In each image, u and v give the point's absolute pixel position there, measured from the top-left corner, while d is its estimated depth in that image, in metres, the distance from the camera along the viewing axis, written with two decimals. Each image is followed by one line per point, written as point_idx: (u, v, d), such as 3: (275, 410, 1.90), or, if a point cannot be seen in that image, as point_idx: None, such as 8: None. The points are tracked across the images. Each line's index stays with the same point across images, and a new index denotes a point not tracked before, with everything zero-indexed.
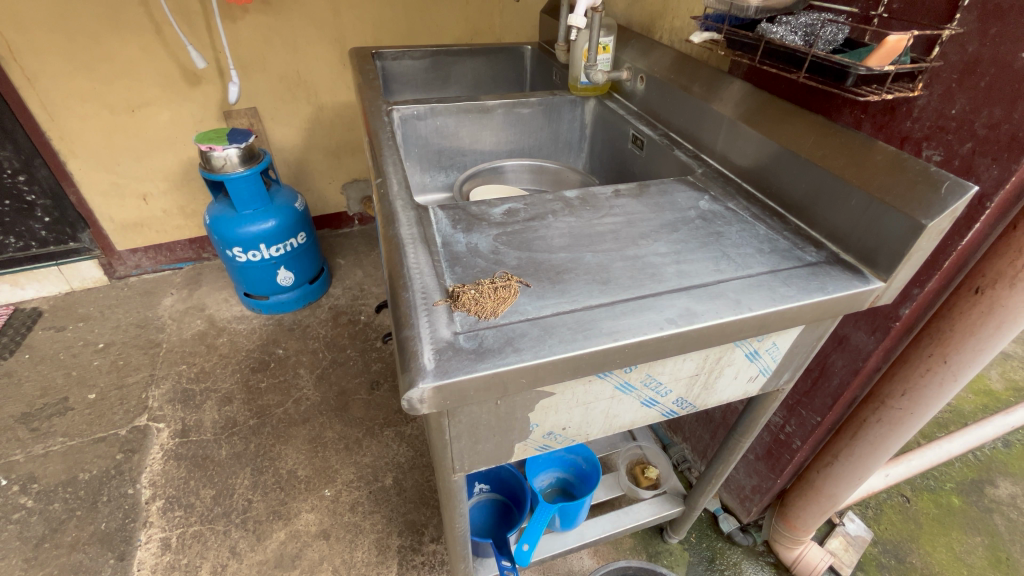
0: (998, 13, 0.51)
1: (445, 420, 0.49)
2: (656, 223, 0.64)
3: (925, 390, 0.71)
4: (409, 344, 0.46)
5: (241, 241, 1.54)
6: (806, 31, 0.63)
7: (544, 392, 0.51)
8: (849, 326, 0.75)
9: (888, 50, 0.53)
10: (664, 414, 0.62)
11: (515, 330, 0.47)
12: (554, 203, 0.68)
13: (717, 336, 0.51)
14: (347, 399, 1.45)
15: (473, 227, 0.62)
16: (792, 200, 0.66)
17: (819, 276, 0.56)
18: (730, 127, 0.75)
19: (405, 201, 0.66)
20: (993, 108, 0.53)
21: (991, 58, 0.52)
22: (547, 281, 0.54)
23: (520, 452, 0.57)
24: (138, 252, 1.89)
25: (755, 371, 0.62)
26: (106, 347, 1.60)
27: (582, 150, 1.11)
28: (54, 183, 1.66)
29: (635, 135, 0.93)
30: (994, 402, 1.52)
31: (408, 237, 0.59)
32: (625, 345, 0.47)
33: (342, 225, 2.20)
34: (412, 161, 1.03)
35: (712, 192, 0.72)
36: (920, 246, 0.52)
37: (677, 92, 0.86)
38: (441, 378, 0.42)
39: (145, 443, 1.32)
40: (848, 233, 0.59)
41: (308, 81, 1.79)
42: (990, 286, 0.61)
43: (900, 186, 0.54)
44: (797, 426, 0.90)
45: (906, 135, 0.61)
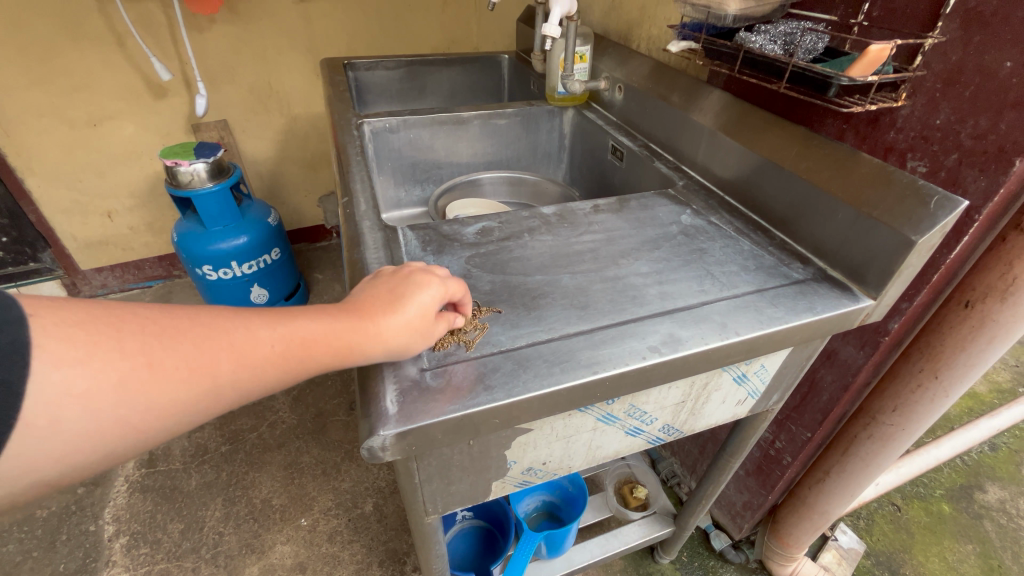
0: (981, 20, 0.49)
1: (412, 465, 0.44)
2: (637, 240, 0.62)
3: (916, 406, 0.68)
4: (371, 385, 0.42)
5: (211, 258, 1.48)
6: (785, 41, 0.61)
7: (521, 429, 0.47)
8: (837, 341, 0.72)
9: (870, 60, 0.51)
10: (650, 441, 0.59)
11: (488, 364, 0.44)
12: (530, 220, 0.65)
13: (703, 363, 0.48)
14: (324, 421, 1.39)
15: (444, 249, 0.59)
16: (777, 213, 0.64)
17: (807, 295, 0.53)
18: (710, 139, 0.73)
19: (372, 221, 0.63)
20: (979, 119, 0.51)
21: (975, 67, 0.51)
22: (522, 307, 0.50)
23: (499, 490, 0.53)
24: (104, 270, 1.81)
25: (744, 394, 0.59)
26: None
27: (562, 161, 1.09)
28: (11, 201, 1.58)
29: (614, 146, 0.91)
30: (979, 405, 1.52)
31: (374, 261, 0.56)
32: (607, 377, 0.44)
33: (320, 239, 2.15)
34: (385, 174, 0.99)
35: (694, 205, 0.69)
36: (910, 262, 0.50)
37: (656, 101, 0.84)
38: (404, 423, 0.38)
39: (109, 475, 1.24)
40: (836, 247, 0.57)
41: (281, 93, 1.74)
42: (980, 300, 0.59)
43: (888, 200, 0.52)
44: (787, 442, 0.87)
45: (890, 145, 0.60)
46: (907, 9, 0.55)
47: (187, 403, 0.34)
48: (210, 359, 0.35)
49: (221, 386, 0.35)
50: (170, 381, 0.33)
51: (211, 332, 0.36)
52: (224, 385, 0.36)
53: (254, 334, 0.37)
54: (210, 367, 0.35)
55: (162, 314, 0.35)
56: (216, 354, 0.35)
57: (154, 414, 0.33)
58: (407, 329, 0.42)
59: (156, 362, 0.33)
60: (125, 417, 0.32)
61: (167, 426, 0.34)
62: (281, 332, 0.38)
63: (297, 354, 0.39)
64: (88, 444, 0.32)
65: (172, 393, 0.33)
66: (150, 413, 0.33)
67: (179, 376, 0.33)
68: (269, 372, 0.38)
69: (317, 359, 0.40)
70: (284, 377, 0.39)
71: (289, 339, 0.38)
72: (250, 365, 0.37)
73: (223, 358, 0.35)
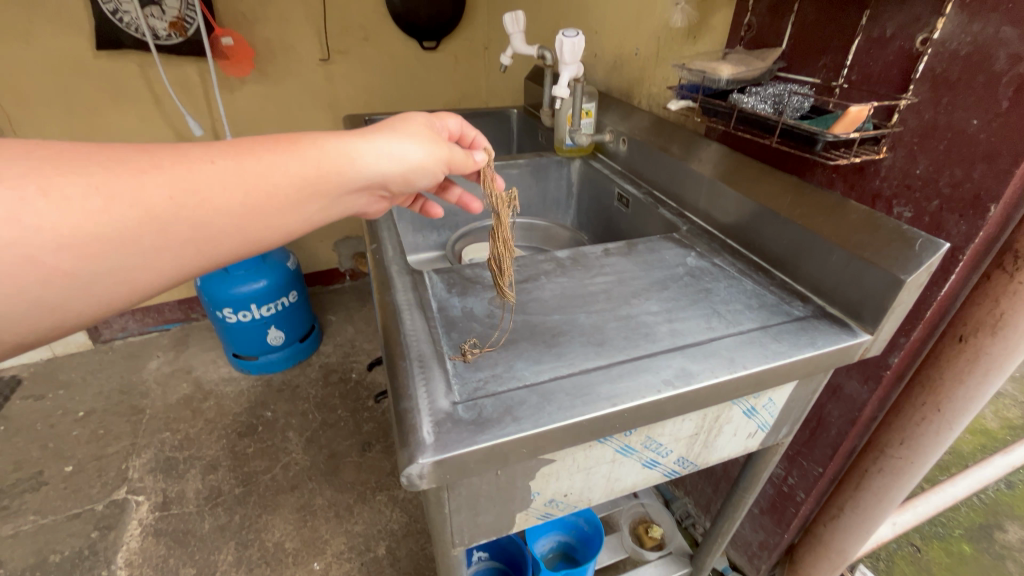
0: (947, 85, 0.56)
1: (444, 494, 0.47)
2: (647, 281, 0.66)
3: (922, 438, 0.70)
4: (408, 417, 0.45)
5: (231, 301, 1.53)
6: (774, 101, 0.68)
7: (545, 460, 0.50)
8: (841, 376, 0.75)
9: (851, 119, 0.57)
10: (666, 474, 0.61)
11: (514, 398, 0.47)
12: (546, 263, 0.70)
13: (714, 396, 0.51)
14: (337, 462, 1.40)
15: (468, 291, 0.63)
16: (776, 256, 0.68)
17: (808, 331, 0.57)
18: (711, 187, 0.79)
19: (400, 266, 0.68)
20: (954, 169, 0.57)
21: (946, 124, 0.57)
22: (543, 344, 0.54)
23: (522, 522, 0.55)
24: (125, 314, 1.87)
25: (754, 427, 0.61)
26: (86, 415, 1.54)
27: (570, 207, 1.15)
28: None
29: (620, 193, 0.97)
30: (992, 442, 1.51)
31: (404, 303, 0.60)
32: (625, 409, 0.47)
33: (333, 282, 2.21)
34: (405, 221, 1.05)
35: (698, 248, 0.74)
36: (902, 300, 0.54)
37: (658, 153, 0.90)
38: (440, 452, 0.42)
39: (123, 518, 1.24)
40: (833, 287, 0.61)
41: None
42: (972, 334, 0.62)
43: (877, 243, 0.57)
44: (799, 478, 0.88)
45: (877, 193, 0.65)
46: (882, 73, 0.62)
47: (121, 233, 0.34)
48: (137, 184, 0.35)
49: (169, 219, 0.36)
50: (92, 208, 0.33)
51: (126, 157, 0.35)
52: (164, 216, 0.36)
53: (187, 158, 0.37)
54: (138, 190, 0.35)
55: (71, 145, 0.34)
56: (148, 177, 0.35)
57: (82, 247, 0.33)
58: (398, 142, 0.48)
59: (64, 189, 0.32)
60: (46, 251, 0.32)
61: (110, 262, 0.35)
62: (218, 158, 0.39)
63: (245, 179, 0.40)
64: (22, 282, 0.32)
65: (97, 216, 0.33)
66: (80, 246, 0.33)
67: (94, 202, 0.33)
68: (214, 204, 0.38)
69: (276, 189, 0.41)
70: (246, 212, 0.40)
71: (228, 166, 0.39)
72: (185, 192, 0.37)
73: (153, 185, 0.35)
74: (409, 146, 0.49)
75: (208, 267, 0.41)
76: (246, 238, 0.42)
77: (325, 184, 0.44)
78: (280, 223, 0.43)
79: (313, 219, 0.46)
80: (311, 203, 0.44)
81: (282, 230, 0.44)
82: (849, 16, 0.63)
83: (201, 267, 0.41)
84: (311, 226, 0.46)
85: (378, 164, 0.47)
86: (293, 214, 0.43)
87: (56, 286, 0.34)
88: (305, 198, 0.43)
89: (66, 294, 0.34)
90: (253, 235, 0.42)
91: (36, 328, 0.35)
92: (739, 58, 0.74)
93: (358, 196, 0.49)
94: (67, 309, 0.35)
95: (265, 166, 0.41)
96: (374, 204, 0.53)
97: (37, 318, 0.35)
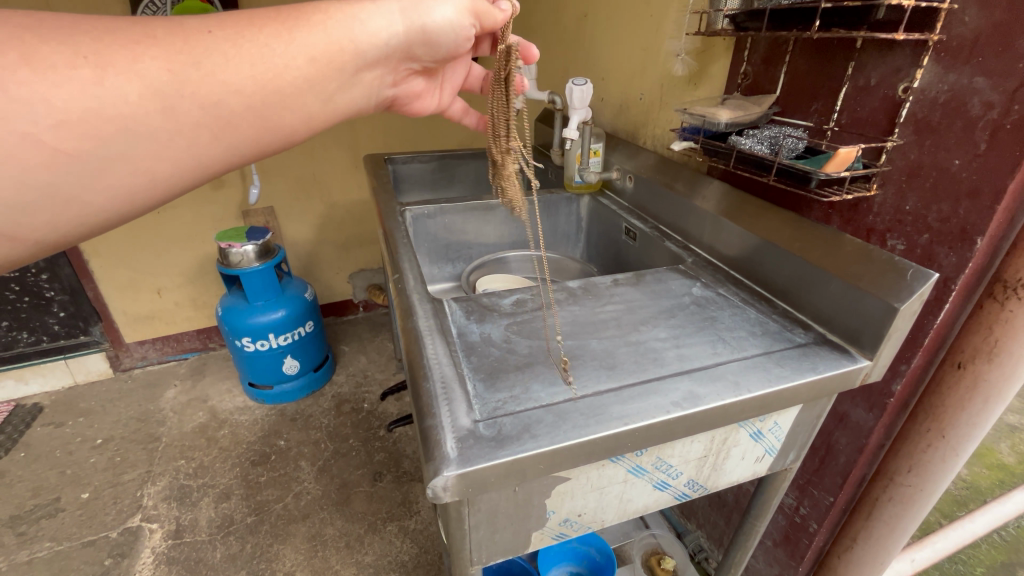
0: (929, 128, 0.60)
1: (465, 510, 0.49)
2: (655, 310, 0.70)
3: (930, 465, 0.71)
4: (433, 434, 0.48)
5: (250, 331, 1.58)
6: (770, 142, 0.72)
7: (561, 478, 0.52)
8: (847, 403, 0.77)
9: (841, 159, 0.62)
10: (677, 497, 0.63)
11: (532, 417, 0.50)
12: (559, 293, 0.74)
13: (721, 419, 0.54)
14: (348, 492, 1.40)
15: (485, 318, 0.67)
16: (778, 286, 0.72)
17: (810, 356, 0.60)
18: (714, 222, 0.84)
19: (421, 294, 0.72)
20: (941, 206, 0.61)
21: (930, 164, 0.61)
22: (557, 368, 0.58)
23: (537, 541, 0.57)
24: (146, 343, 1.92)
25: (761, 451, 0.63)
26: (104, 442, 1.57)
27: (579, 240, 1.20)
28: (75, 280, 1.72)
29: (627, 228, 1.02)
30: (1010, 477, 1.49)
31: (426, 329, 0.64)
32: (636, 429, 0.50)
33: (347, 313, 2.26)
34: (422, 254, 1.11)
35: (703, 279, 0.78)
36: (898, 327, 0.57)
37: (664, 190, 0.96)
38: (464, 465, 0.45)
39: (136, 546, 1.25)
40: (833, 315, 0.64)
41: (323, 182, 1.94)
42: (970, 361, 0.64)
43: (871, 274, 0.60)
44: (811, 508, 0.89)
45: (871, 227, 0.69)
46: (869, 118, 0.67)
47: (121, 110, 0.38)
48: (131, 56, 0.38)
49: (181, 101, 0.40)
50: (88, 81, 0.36)
51: (130, 38, 0.39)
52: (165, 93, 0.39)
53: (184, 28, 0.40)
54: (135, 66, 0.38)
55: (55, 15, 0.37)
56: (143, 53, 0.38)
57: (80, 128, 0.37)
58: (419, 2, 0.52)
59: (53, 62, 0.35)
60: (45, 129, 0.36)
61: (118, 144, 0.39)
62: (215, 28, 0.42)
63: (249, 51, 0.43)
64: (29, 158, 0.36)
65: (112, 96, 0.37)
66: (80, 124, 0.37)
67: (85, 74, 0.36)
68: (215, 79, 0.41)
69: (285, 60, 0.45)
70: (255, 86, 0.44)
71: (224, 37, 0.42)
72: (183, 66, 0.40)
73: (148, 60, 0.38)
74: (434, 4, 0.52)
75: (222, 150, 0.45)
76: (255, 118, 0.45)
77: (337, 53, 0.48)
78: (293, 100, 0.47)
79: (348, 83, 0.51)
80: (340, 66, 0.49)
81: (304, 104, 0.48)
82: (836, 67, 0.69)
83: (216, 150, 0.45)
84: (328, 103, 0.50)
85: (395, 22, 0.51)
86: (321, 81, 0.48)
87: (69, 165, 0.38)
88: (320, 60, 0.47)
89: (77, 175, 0.39)
90: (264, 109, 0.45)
91: (54, 215, 0.40)
92: (736, 103, 0.80)
93: (380, 66, 0.53)
94: (82, 199, 0.40)
95: (268, 35, 0.44)
96: (397, 76, 0.58)
97: (70, 203, 0.40)
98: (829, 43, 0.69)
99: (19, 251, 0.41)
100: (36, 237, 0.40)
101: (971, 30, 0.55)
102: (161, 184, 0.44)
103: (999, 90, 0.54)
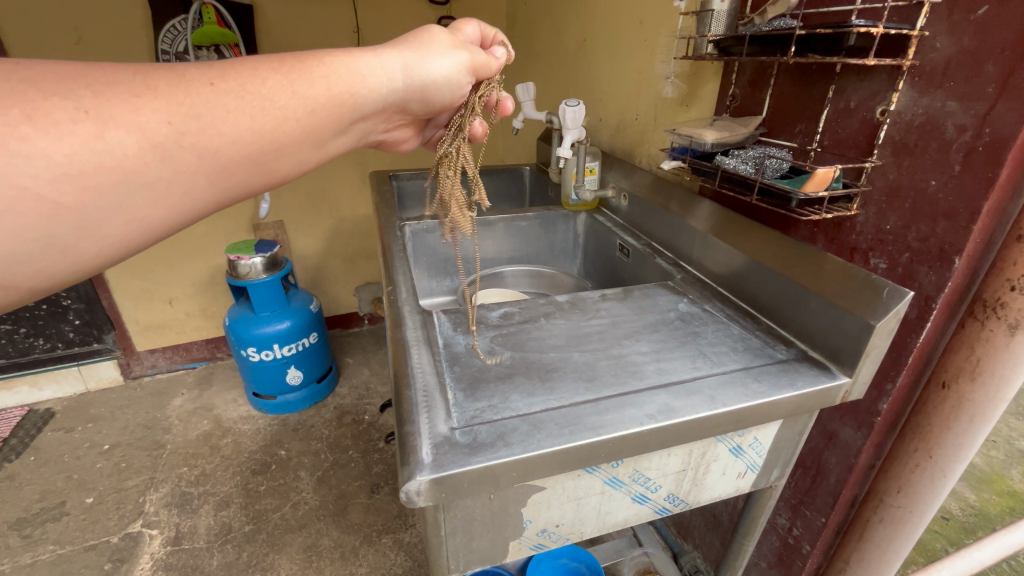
0: (906, 149, 0.62)
1: (440, 516, 0.51)
2: (640, 324, 0.71)
3: (918, 486, 0.71)
4: (410, 439, 0.50)
5: (256, 341, 1.61)
6: (755, 162, 0.74)
7: (536, 487, 0.53)
8: (835, 421, 0.77)
9: (819, 179, 0.63)
10: (657, 511, 0.63)
11: (507, 426, 0.52)
12: (546, 307, 0.76)
13: (696, 431, 0.54)
14: (345, 503, 1.41)
15: (472, 330, 0.69)
16: (763, 303, 0.73)
17: (789, 372, 0.61)
18: (703, 239, 0.85)
19: (412, 306, 0.74)
20: (920, 225, 0.62)
21: (908, 184, 0.62)
22: (537, 378, 0.59)
23: (515, 551, 0.58)
24: (156, 352, 1.97)
25: (743, 467, 0.64)
26: (111, 448, 1.60)
27: (576, 256, 1.22)
28: (91, 288, 1.78)
29: (621, 244, 1.04)
30: (1021, 504, 1.45)
31: (414, 339, 0.66)
32: (610, 439, 0.51)
33: (353, 325, 2.29)
34: (420, 267, 1.13)
35: (690, 295, 0.79)
36: (875, 345, 0.58)
37: (656, 208, 0.98)
38: (437, 471, 0.46)
39: (136, 552, 1.27)
40: (813, 332, 0.65)
41: (331, 198, 1.99)
42: (954, 380, 0.64)
43: (849, 292, 0.61)
44: (804, 529, 0.87)
45: (854, 246, 0.70)
46: (849, 139, 0.68)
47: (122, 161, 0.39)
48: (133, 108, 0.39)
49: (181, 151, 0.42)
50: (90, 134, 0.37)
51: (125, 86, 0.39)
52: (166, 144, 0.41)
53: (186, 80, 0.42)
54: (138, 119, 0.39)
55: (53, 67, 0.37)
56: (146, 106, 0.39)
57: (80, 181, 0.37)
58: (420, 58, 0.57)
59: (56, 117, 0.36)
60: (44, 183, 0.36)
61: (116, 194, 0.40)
62: (217, 79, 0.43)
63: (250, 101, 0.45)
64: (28, 212, 0.36)
65: (113, 148, 0.38)
66: (80, 176, 0.37)
67: (87, 127, 0.37)
68: (217, 129, 0.43)
69: (286, 112, 0.47)
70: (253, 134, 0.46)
71: (226, 88, 0.43)
72: (185, 118, 0.41)
73: (151, 113, 0.39)
74: (436, 65, 0.58)
75: (215, 192, 0.47)
76: (250, 164, 0.47)
77: (336, 104, 0.51)
78: (288, 147, 0.49)
79: (344, 128, 0.54)
80: (343, 112, 0.52)
81: (298, 154, 0.51)
82: (817, 90, 0.71)
83: (210, 192, 0.46)
84: (321, 147, 0.53)
85: (396, 77, 0.55)
86: (320, 130, 0.51)
87: (64, 220, 0.38)
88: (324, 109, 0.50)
89: (75, 227, 0.39)
90: (259, 158, 0.48)
91: (48, 263, 0.40)
92: (723, 124, 0.82)
93: (375, 114, 0.57)
94: (77, 248, 0.40)
95: (270, 88, 0.46)
96: (388, 123, 0.62)
97: (53, 256, 0.39)
98: (810, 67, 0.71)
99: (10, 301, 0.40)
100: (28, 285, 0.40)
101: (942, 55, 0.56)
102: (154, 229, 0.45)
103: (970, 112, 0.55)
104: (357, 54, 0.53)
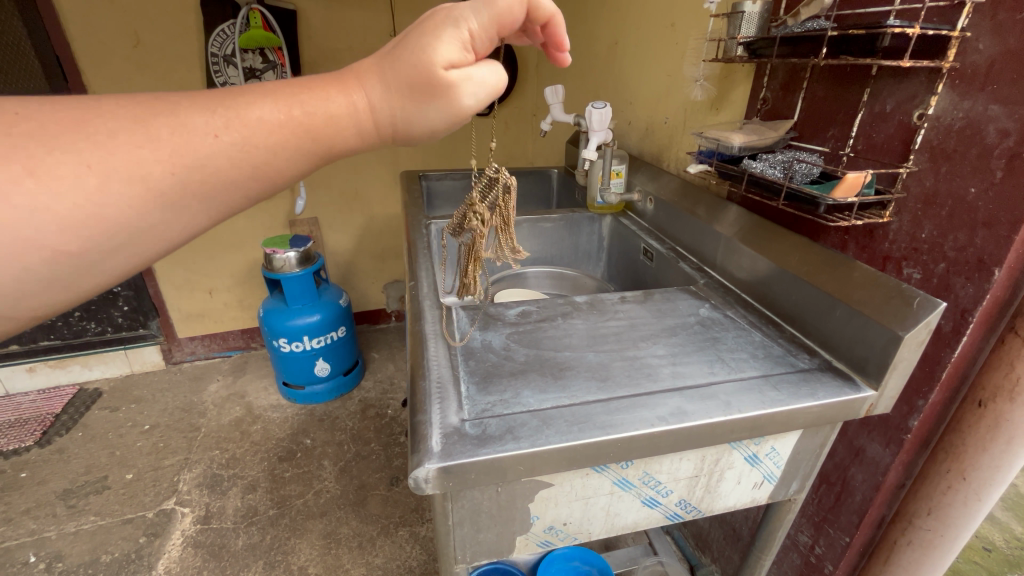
0: (944, 155, 0.59)
1: (448, 505, 0.52)
2: (657, 328, 0.70)
3: (949, 510, 0.67)
4: (421, 428, 0.51)
5: (287, 332, 1.68)
6: (783, 166, 0.71)
7: (543, 483, 0.54)
8: (862, 437, 0.74)
9: (849, 185, 0.61)
10: (668, 516, 0.62)
11: (517, 420, 0.52)
12: (564, 306, 0.76)
13: (709, 437, 0.53)
14: (365, 494, 1.45)
15: (489, 326, 0.70)
16: (786, 311, 0.71)
17: (810, 382, 0.59)
18: (727, 244, 0.84)
19: (432, 301, 0.76)
20: (957, 234, 0.59)
21: (946, 191, 0.59)
22: (550, 376, 0.59)
23: (521, 546, 0.58)
24: (196, 339, 2.07)
25: (759, 477, 0.62)
26: (150, 428, 1.69)
27: (600, 259, 1.22)
28: (139, 277, 1.89)
29: (645, 248, 1.03)
30: None
31: (431, 332, 0.68)
32: (619, 439, 0.50)
33: (380, 321, 2.35)
34: (444, 266, 1.15)
35: (712, 300, 0.78)
36: (903, 357, 0.55)
37: (683, 213, 0.96)
38: (445, 460, 0.47)
39: (168, 527, 1.34)
40: (839, 343, 0.63)
41: (364, 197, 2.05)
42: (991, 399, 0.61)
43: (877, 300, 0.59)
44: (826, 548, 0.84)
45: (887, 255, 0.67)
46: (884, 144, 0.66)
47: (122, 210, 0.36)
48: (135, 159, 0.35)
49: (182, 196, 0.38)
50: (89, 191, 0.34)
51: (117, 128, 0.35)
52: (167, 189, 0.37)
53: (189, 131, 0.37)
54: (137, 170, 0.36)
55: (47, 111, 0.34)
56: (143, 154, 0.36)
57: (80, 230, 0.35)
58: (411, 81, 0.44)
59: (54, 173, 0.33)
60: (44, 235, 0.34)
61: (121, 238, 0.38)
62: (222, 131, 0.38)
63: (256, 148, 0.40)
64: (28, 262, 0.35)
65: (100, 197, 0.35)
66: (83, 226, 0.35)
67: (90, 183, 0.34)
68: (222, 177, 0.39)
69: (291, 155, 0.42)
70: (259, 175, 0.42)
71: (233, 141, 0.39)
72: (188, 167, 0.37)
73: (151, 163, 0.36)
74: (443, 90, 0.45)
75: None
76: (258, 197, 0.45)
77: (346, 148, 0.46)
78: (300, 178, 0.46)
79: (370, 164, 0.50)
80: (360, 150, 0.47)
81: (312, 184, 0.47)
82: (852, 92, 0.69)
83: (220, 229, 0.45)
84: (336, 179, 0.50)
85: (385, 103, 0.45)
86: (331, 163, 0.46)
87: (67, 264, 0.37)
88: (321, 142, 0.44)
89: (78, 269, 0.38)
90: (270, 187, 0.44)
91: (55, 299, 0.39)
92: (753, 128, 0.81)
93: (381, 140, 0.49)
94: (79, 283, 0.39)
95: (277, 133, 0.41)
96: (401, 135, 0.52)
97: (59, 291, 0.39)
98: (843, 70, 0.69)
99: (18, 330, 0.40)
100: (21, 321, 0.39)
101: (985, 57, 0.54)
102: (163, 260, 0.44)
103: (1013, 116, 0.52)
104: (356, 82, 0.44)
